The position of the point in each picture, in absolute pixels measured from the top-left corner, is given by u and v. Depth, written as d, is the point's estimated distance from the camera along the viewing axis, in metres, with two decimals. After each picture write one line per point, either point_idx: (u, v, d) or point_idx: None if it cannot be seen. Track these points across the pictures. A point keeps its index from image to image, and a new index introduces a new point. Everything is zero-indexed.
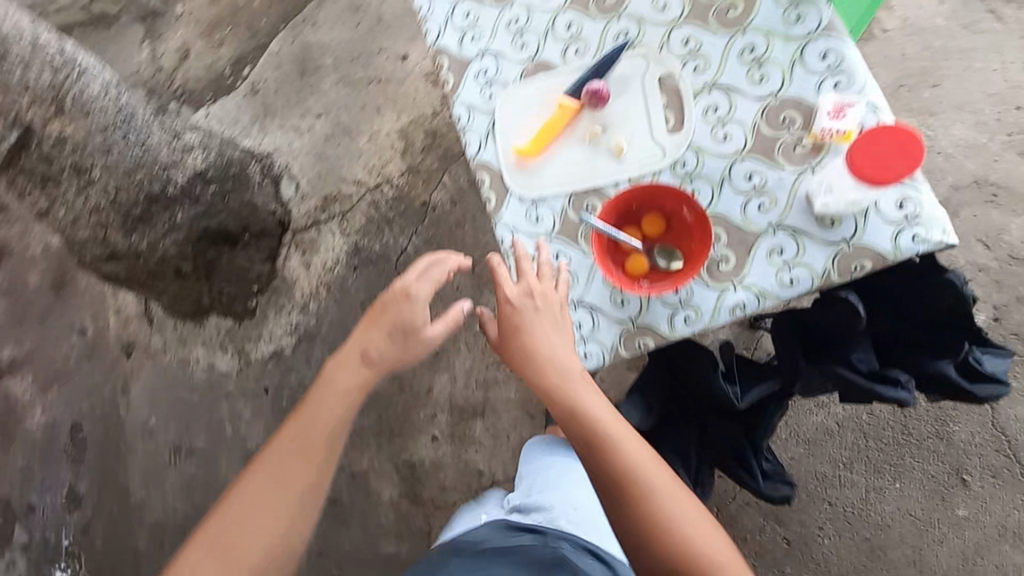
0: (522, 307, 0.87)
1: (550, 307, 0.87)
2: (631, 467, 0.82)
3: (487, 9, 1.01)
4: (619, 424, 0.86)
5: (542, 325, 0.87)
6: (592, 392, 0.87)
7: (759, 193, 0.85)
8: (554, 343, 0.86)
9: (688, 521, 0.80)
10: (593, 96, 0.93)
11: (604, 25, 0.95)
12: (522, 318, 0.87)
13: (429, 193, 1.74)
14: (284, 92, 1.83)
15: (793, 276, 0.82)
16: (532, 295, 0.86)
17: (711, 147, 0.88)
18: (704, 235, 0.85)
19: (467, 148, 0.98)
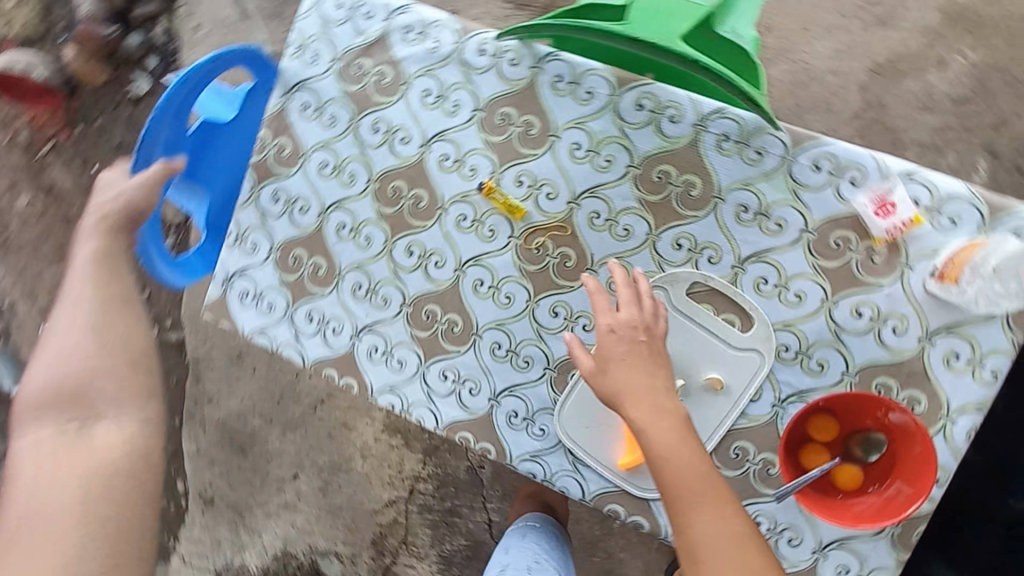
0: (619, 351, 0.73)
1: (649, 352, 0.73)
2: (729, 569, 0.66)
3: (460, 357, 0.86)
4: (726, 514, 0.68)
5: (639, 375, 0.72)
6: (703, 474, 0.68)
7: (881, 320, 0.74)
8: (660, 397, 0.71)
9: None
10: None
11: (586, 285, 0.82)
12: (612, 361, 0.73)
13: (457, 457, 1.64)
14: (255, 485, 1.82)
15: (989, 368, 0.71)
16: (633, 336, 0.72)
17: (796, 315, 0.76)
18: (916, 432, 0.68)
19: (569, 493, 0.84)
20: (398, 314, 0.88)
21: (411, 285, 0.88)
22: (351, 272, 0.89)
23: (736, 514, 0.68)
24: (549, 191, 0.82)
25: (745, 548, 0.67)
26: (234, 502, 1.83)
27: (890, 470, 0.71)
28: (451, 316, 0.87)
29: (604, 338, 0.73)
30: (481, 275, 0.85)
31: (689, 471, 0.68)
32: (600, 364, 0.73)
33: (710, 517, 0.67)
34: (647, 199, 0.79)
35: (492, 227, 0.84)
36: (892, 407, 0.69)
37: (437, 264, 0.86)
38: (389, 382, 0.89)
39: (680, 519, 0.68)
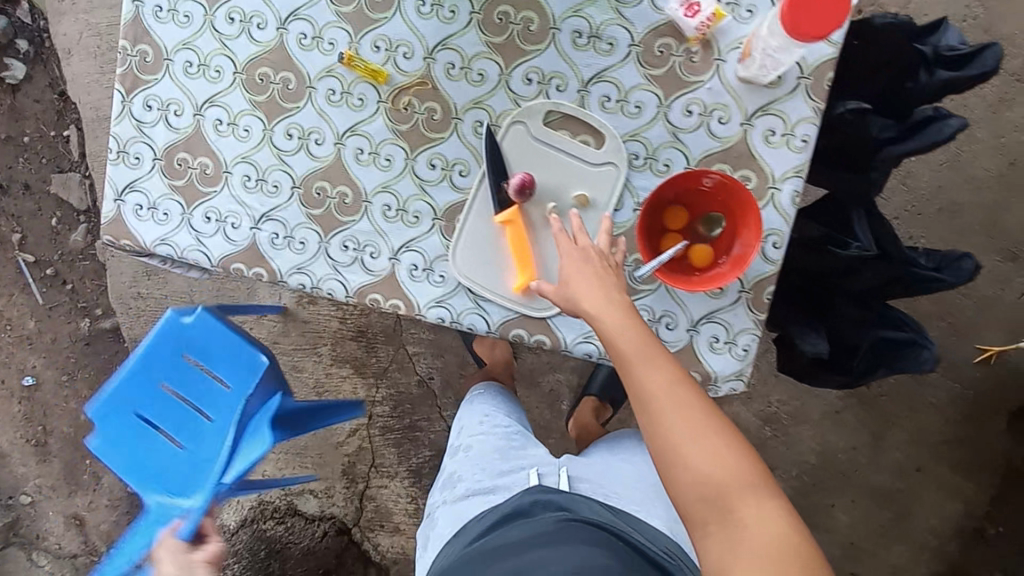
0: (573, 262, 0.81)
1: (602, 263, 0.80)
2: (677, 419, 0.71)
3: (356, 225, 0.92)
4: (674, 374, 0.73)
5: (588, 275, 0.79)
6: (655, 358, 0.74)
7: (710, 112, 0.84)
8: (611, 292, 0.78)
9: (729, 489, 0.68)
10: (523, 189, 0.86)
11: (455, 133, 0.89)
12: (566, 271, 0.81)
13: (409, 374, 1.72)
14: None
15: (800, 136, 0.82)
16: (586, 250, 0.81)
17: (640, 124, 0.86)
18: (738, 195, 0.80)
19: (477, 330, 0.91)
20: (291, 197, 0.93)
21: (297, 166, 0.92)
22: (238, 164, 0.94)
23: (685, 375, 0.74)
24: (405, 50, 0.88)
25: (694, 398, 0.72)
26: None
27: (733, 236, 0.83)
28: (341, 189, 0.92)
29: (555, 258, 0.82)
30: (360, 144, 0.91)
31: (644, 363, 0.73)
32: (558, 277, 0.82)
33: (658, 377, 0.72)
34: (493, 42, 0.86)
35: (360, 96, 0.90)
36: (705, 173, 0.80)
37: (317, 141, 0.92)
38: (296, 263, 0.94)
39: (631, 384, 0.73)
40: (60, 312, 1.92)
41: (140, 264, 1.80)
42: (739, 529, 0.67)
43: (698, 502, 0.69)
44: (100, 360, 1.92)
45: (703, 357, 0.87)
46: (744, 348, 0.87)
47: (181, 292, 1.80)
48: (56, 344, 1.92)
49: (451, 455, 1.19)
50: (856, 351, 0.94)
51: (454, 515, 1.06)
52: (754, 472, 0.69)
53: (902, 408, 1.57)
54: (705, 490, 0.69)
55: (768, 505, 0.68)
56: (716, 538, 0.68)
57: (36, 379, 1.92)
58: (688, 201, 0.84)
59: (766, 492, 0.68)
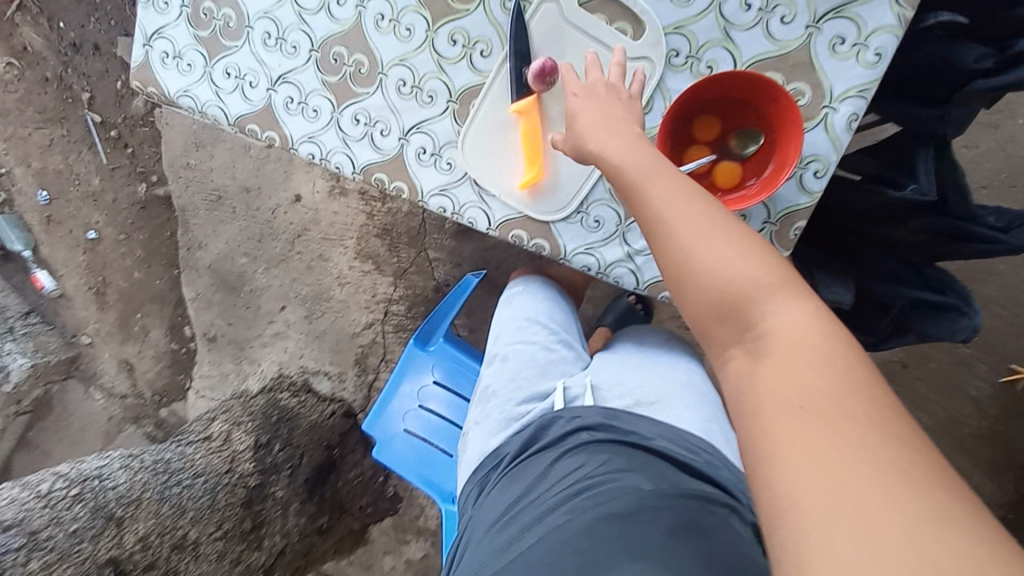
0: (582, 101, 0.74)
1: (608, 94, 0.74)
2: (690, 233, 0.61)
3: (370, 99, 0.89)
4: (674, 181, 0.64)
5: (591, 102, 0.73)
6: (663, 173, 0.65)
7: (771, 9, 0.72)
8: (614, 122, 0.71)
9: (749, 296, 0.58)
10: (543, 76, 0.80)
11: (481, 6, 0.82)
12: (575, 112, 0.74)
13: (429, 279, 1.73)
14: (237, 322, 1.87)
15: (875, 49, 0.70)
16: (594, 88, 0.74)
17: (687, 16, 0.75)
18: (780, 101, 0.70)
19: (477, 227, 0.89)
20: (308, 61, 0.90)
21: (317, 28, 0.89)
22: (259, 20, 0.91)
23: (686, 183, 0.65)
24: None
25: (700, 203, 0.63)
26: (234, 338, 1.88)
27: (768, 154, 0.74)
28: (358, 57, 0.88)
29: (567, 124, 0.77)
30: (381, 9, 0.86)
31: (651, 188, 0.64)
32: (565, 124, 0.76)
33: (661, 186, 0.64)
34: None
35: None
36: (735, 76, 0.71)
37: (339, 2, 0.88)
38: (307, 132, 0.92)
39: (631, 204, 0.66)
40: (121, 172, 1.85)
41: (189, 135, 1.83)
42: (764, 339, 0.57)
43: (715, 317, 0.60)
44: (156, 226, 1.88)
45: None
46: None
47: (223, 168, 1.82)
48: (115, 205, 1.87)
49: (488, 362, 1.10)
50: (886, 311, 0.87)
51: (488, 437, 1.01)
52: (777, 270, 0.58)
53: (932, 393, 1.46)
54: (721, 303, 0.60)
55: (793, 303, 0.57)
56: (740, 359, 0.59)
57: (97, 234, 1.88)
58: (716, 109, 0.75)
59: (791, 292, 0.58)
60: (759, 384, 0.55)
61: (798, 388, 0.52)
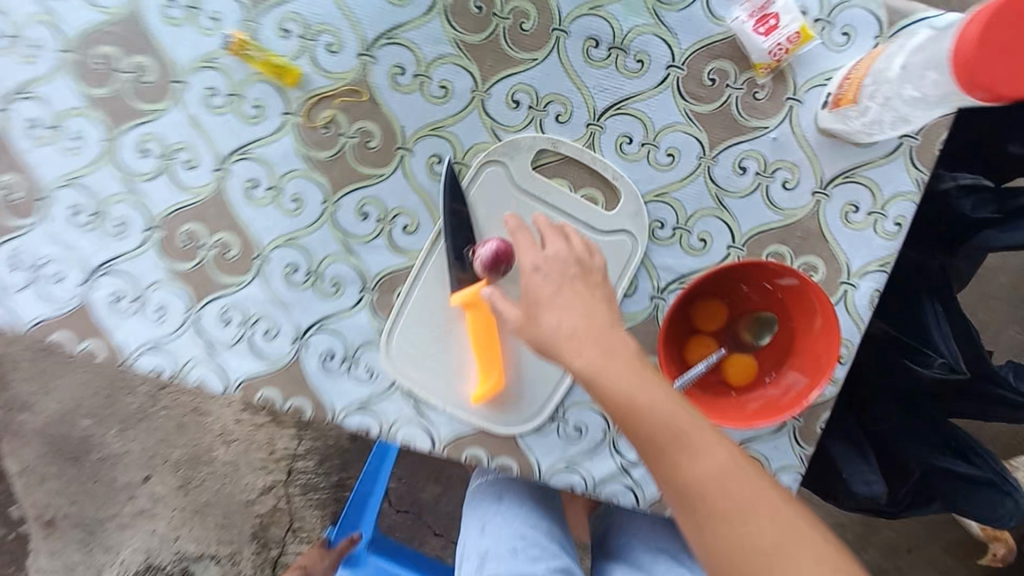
0: (548, 286, 0.54)
1: (585, 286, 0.54)
2: (761, 544, 0.45)
3: (245, 289, 0.64)
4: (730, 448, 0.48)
5: (576, 308, 0.53)
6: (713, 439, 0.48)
7: (775, 170, 0.58)
8: (610, 334, 0.52)
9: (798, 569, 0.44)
10: (499, 262, 0.58)
11: (399, 170, 0.61)
12: (540, 295, 0.54)
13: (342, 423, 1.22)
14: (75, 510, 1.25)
15: (897, 215, 0.57)
16: (562, 265, 0.54)
17: (671, 181, 0.59)
18: (818, 307, 0.53)
19: (416, 450, 0.64)
20: (145, 241, 0.65)
21: (155, 198, 0.64)
22: (60, 189, 0.64)
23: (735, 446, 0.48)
24: (330, 40, 0.60)
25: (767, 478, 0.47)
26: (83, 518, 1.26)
27: (787, 351, 0.57)
28: (222, 236, 0.64)
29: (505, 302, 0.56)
30: (253, 173, 0.63)
31: (697, 457, 0.47)
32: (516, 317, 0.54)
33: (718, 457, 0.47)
34: (466, 41, 0.59)
35: (256, 102, 0.62)
36: (784, 270, 0.54)
37: (187, 163, 0.63)
38: (149, 337, 0.65)
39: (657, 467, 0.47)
40: None
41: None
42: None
43: None
44: None
45: None
46: None
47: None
48: None
49: None
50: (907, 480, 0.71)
51: None
52: None
53: None
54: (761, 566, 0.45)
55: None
56: None
57: None
58: (730, 296, 0.58)
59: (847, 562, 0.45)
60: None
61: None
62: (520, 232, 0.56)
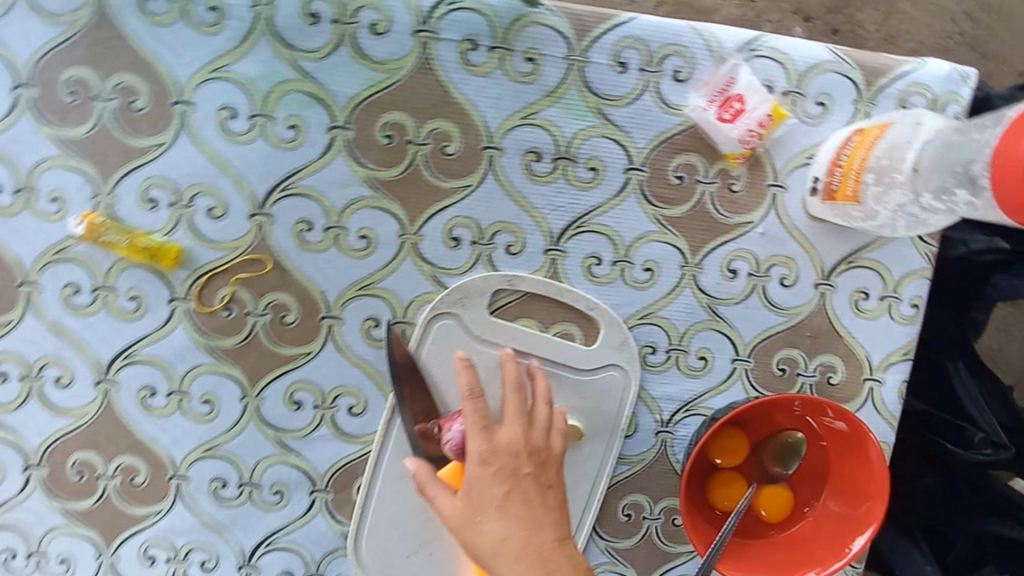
0: (493, 488, 0.44)
1: (536, 486, 0.45)
2: None
3: (166, 519, 0.51)
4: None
5: (517, 518, 0.43)
6: None
7: (768, 268, 0.50)
8: (556, 556, 0.42)
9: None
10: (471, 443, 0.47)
11: (330, 343, 0.49)
12: (480, 501, 0.44)
13: None
14: None
15: (911, 297, 0.50)
16: (515, 457, 0.45)
17: (654, 299, 0.50)
18: (864, 460, 0.47)
19: None
20: (24, 486, 0.51)
21: (25, 429, 0.50)
22: None
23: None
24: (210, 204, 0.47)
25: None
26: None
27: (820, 477, 0.51)
28: (123, 461, 0.51)
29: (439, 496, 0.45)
30: (148, 379, 0.49)
31: None
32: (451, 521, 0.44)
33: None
34: (380, 178, 0.47)
35: (131, 292, 0.48)
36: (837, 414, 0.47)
37: (60, 381, 0.49)
38: None
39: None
40: None
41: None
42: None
43: None
44: None
45: None
46: None
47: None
48: None
49: None
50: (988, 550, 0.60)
51: None
52: None
53: None
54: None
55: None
56: None
57: None
58: (754, 432, 0.51)
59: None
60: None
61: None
62: (466, 400, 0.45)
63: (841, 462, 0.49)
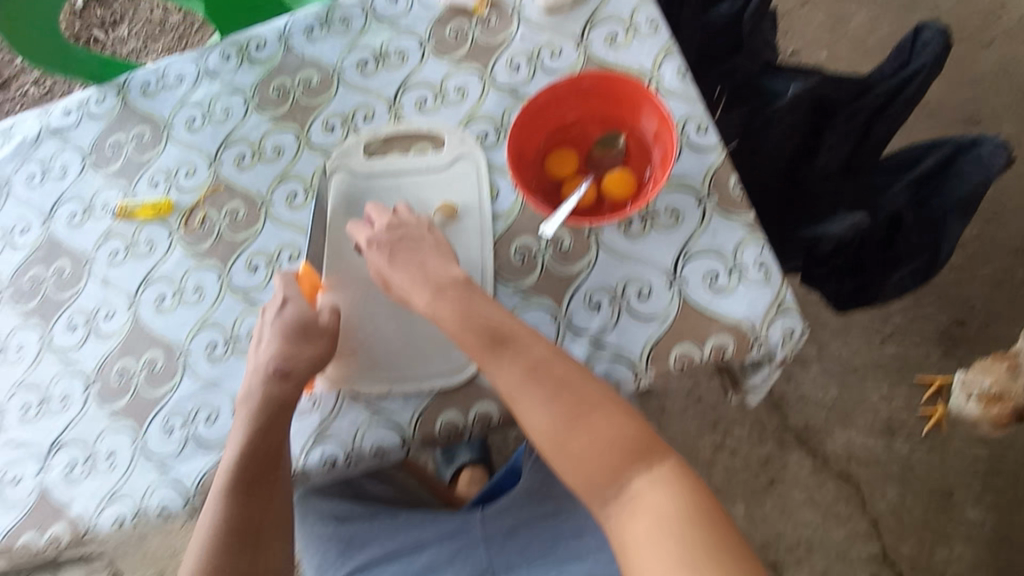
0: (387, 250, 0.59)
1: (414, 242, 0.60)
2: (594, 417, 0.50)
3: (177, 390, 0.64)
4: (530, 381, 0.51)
5: (404, 264, 0.58)
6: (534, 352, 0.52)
7: (537, 53, 0.70)
8: (442, 276, 0.58)
9: (618, 468, 0.49)
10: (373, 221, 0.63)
11: (268, 220, 0.70)
12: (381, 264, 0.59)
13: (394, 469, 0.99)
14: None
15: (644, 21, 0.68)
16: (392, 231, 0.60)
17: (471, 105, 0.70)
18: (637, 92, 0.59)
19: (392, 452, 0.59)
20: (85, 401, 0.66)
21: (86, 358, 0.68)
22: (16, 394, 0.68)
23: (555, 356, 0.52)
24: (187, 170, 0.74)
25: (582, 385, 0.51)
26: None
27: (638, 141, 0.62)
28: (147, 356, 0.67)
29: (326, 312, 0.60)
30: (160, 290, 0.69)
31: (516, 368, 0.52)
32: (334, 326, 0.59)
33: (529, 407, 0.51)
34: (278, 115, 0.74)
35: (148, 240, 0.72)
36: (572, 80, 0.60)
37: (106, 316, 0.69)
38: (105, 491, 0.62)
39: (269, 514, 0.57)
40: None
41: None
42: (640, 507, 0.47)
43: (598, 479, 0.50)
44: None
45: (712, 308, 0.57)
46: (759, 266, 0.57)
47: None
48: None
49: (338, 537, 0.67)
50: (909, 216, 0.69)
51: None
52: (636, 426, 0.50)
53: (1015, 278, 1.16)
54: (591, 485, 0.50)
55: (655, 466, 0.49)
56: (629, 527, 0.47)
57: None
58: (567, 139, 0.63)
59: (656, 453, 0.50)
60: (637, 550, 0.46)
61: (691, 558, 0.44)
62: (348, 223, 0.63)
63: (632, 108, 0.61)
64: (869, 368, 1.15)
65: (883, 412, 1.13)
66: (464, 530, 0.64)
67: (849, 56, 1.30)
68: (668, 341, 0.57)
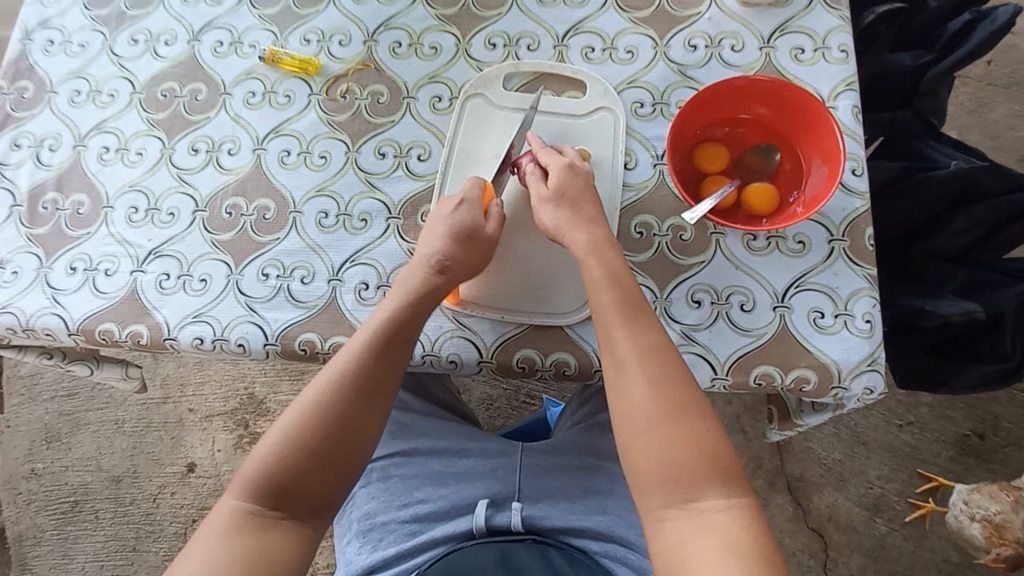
0: (557, 186, 0.61)
1: (586, 192, 0.61)
2: (695, 427, 0.52)
3: (281, 244, 0.67)
4: (644, 362, 0.54)
5: (570, 200, 0.60)
6: (660, 346, 0.55)
7: (718, 40, 0.69)
8: (597, 223, 0.60)
9: (695, 478, 0.51)
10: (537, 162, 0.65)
11: (408, 114, 0.70)
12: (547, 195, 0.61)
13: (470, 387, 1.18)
14: None
15: (835, 46, 0.67)
16: (567, 171, 0.61)
17: (638, 69, 0.69)
18: (819, 118, 0.60)
19: (466, 365, 0.62)
20: (192, 223, 0.69)
21: (200, 184, 0.70)
22: (124, 194, 0.71)
23: (672, 353, 0.55)
24: (341, 38, 0.74)
25: (691, 392, 0.54)
26: None
27: (797, 163, 0.63)
28: (260, 203, 0.69)
29: (478, 247, 0.60)
30: (287, 145, 0.71)
31: (633, 350, 0.55)
32: (477, 266, 0.61)
33: (633, 386, 0.54)
34: (445, 14, 0.74)
35: (287, 92, 0.73)
36: (764, 82, 0.60)
37: (230, 151, 0.71)
38: (192, 310, 0.66)
39: (349, 435, 0.56)
40: None
41: (38, 430, 1.38)
42: (700, 520, 0.50)
43: (677, 483, 0.51)
44: None
45: (809, 342, 0.59)
46: (866, 319, 0.58)
47: (85, 459, 1.36)
48: None
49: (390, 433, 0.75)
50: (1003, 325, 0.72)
51: (394, 514, 0.70)
52: (726, 454, 0.52)
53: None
54: (658, 483, 0.52)
55: (732, 492, 0.51)
56: (684, 530, 0.50)
57: None
58: (728, 138, 0.65)
59: (736, 481, 0.52)
60: (686, 555, 0.49)
61: None
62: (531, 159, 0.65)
63: (809, 130, 0.61)
64: (879, 446, 1.18)
65: (876, 489, 1.16)
66: (511, 452, 0.73)
67: (977, 146, 1.27)
68: (755, 358, 0.59)
